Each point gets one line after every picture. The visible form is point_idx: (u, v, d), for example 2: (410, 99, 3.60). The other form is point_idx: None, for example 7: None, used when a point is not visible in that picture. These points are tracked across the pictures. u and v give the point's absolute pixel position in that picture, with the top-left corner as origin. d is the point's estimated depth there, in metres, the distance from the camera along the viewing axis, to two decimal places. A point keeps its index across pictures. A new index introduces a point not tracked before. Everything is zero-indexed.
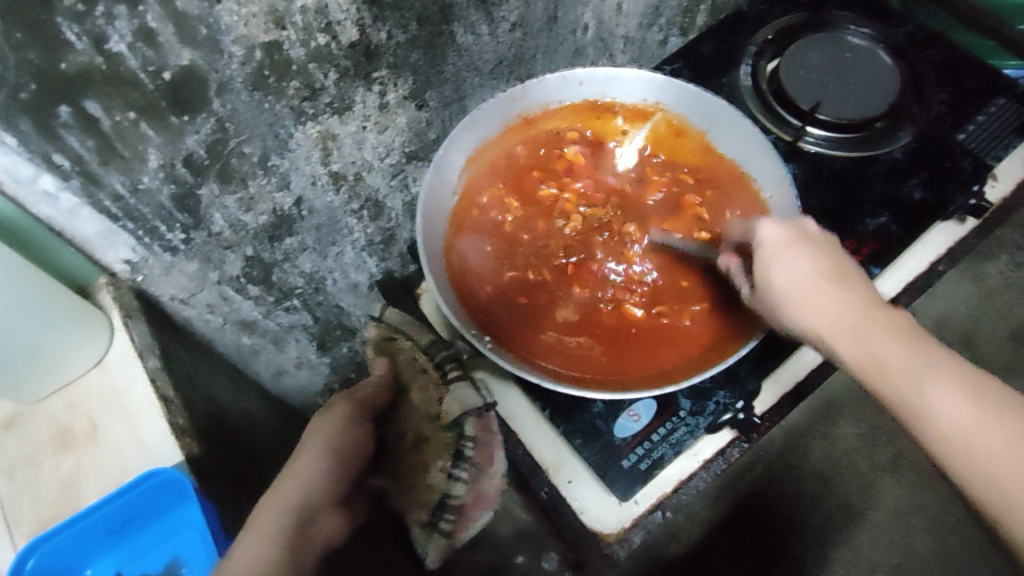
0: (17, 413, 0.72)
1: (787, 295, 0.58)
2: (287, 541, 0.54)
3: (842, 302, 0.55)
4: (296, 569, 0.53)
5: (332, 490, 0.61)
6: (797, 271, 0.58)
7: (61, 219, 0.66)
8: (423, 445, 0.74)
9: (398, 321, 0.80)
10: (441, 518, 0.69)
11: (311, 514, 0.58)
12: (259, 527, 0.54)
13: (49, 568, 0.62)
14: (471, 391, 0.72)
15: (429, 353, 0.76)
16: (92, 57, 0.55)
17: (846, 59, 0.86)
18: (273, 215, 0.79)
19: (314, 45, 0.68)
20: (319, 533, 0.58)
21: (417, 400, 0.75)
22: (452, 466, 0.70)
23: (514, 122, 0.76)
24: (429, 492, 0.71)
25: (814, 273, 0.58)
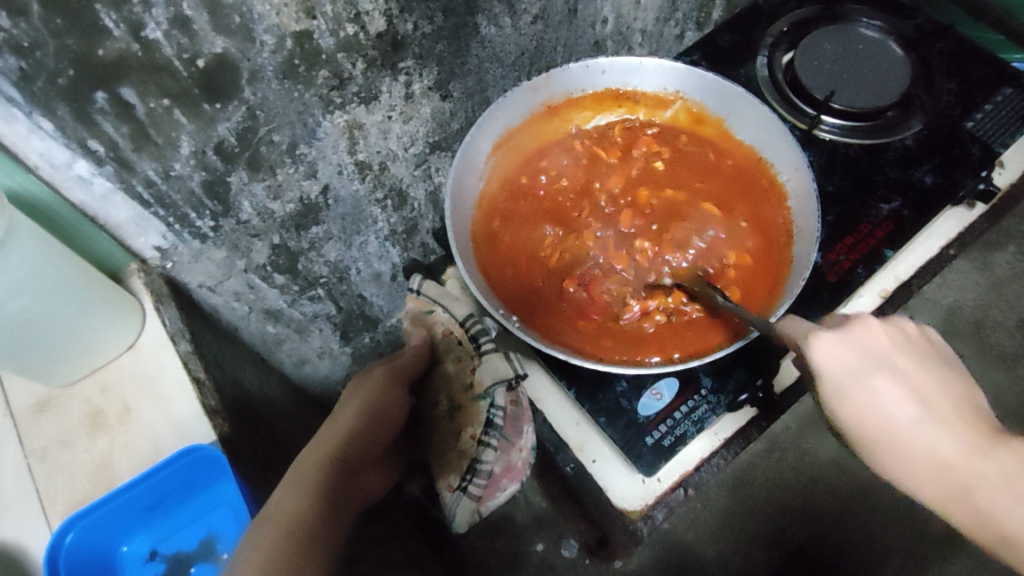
0: (49, 396, 0.73)
1: (871, 437, 0.53)
2: (328, 492, 0.56)
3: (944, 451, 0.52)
4: (334, 519, 0.55)
5: (366, 454, 0.64)
6: (879, 412, 0.52)
7: (94, 204, 0.68)
8: (456, 413, 0.75)
9: (437, 294, 0.80)
10: (471, 482, 0.70)
11: (348, 469, 0.60)
12: (301, 477, 0.57)
13: (88, 543, 0.63)
14: (502, 360, 0.72)
15: (466, 325, 0.76)
16: (129, 43, 0.56)
17: (860, 50, 0.87)
18: (300, 203, 0.80)
19: (343, 35, 0.69)
20: (353, 492, 0.60)
21: (451, 371, 0.76)
22: (483, 434, 0.71)
23: (538, 110, 0.77)
24: (459, 459, 0.72)
25: (899, 415, 0.52)
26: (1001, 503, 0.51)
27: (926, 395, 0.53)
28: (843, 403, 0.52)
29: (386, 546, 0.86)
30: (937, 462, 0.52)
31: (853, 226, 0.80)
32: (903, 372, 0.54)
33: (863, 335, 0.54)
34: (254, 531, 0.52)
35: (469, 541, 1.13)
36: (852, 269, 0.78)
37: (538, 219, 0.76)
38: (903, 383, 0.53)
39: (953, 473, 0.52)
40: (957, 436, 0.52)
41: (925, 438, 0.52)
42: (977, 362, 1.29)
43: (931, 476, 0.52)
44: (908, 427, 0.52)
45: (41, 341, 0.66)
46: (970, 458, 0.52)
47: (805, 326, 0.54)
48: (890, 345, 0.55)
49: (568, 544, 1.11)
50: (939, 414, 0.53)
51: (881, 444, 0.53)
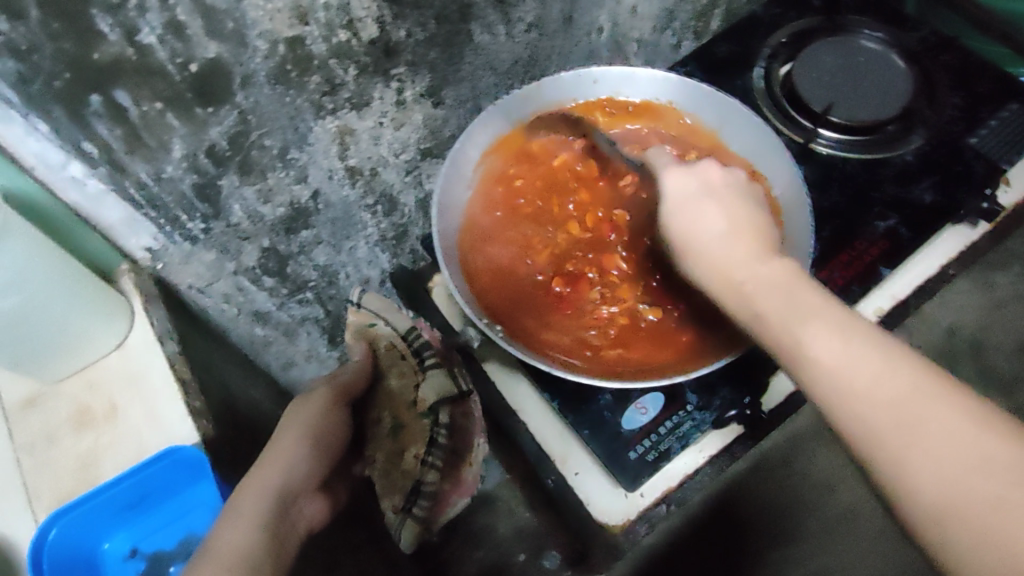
0: (39, 392, 0.73)
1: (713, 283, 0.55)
2: (271, 521, 0.55)
3: (779, 312, 0.50)
4: (281, 546, 0.55)
5: (312, 477, 0.63)
6: (721, 255, 0.55)
7: (88, 205, 0.68)
8: (400, 431, 0.77)
9: (378, 307, 0.81)
10: (415, 503, 0.74)
11: (291, 497, 0.60)
12: (244, 506, 0.56)
13: (72, 539, 0.64)
14: (446, 378, 0.75)
15: (409, 338, 0.78)
16: (124, 48, 0.57)
17: (859, 62, 0.87)
18: (290, 207, 0.81)
19: (336, 42, 0.70)
20: (299, 517, 0.60)
21: (395, 386, 0.78)
22: (427, 453, 0.74)
23: (529, 119, 0.78)
24: (404, 479, 0.75)
25: (735, 267, 0.54)
26: (863, 376, 0.45)
27: (764, 262, 0.53)
28: (685, 245, 0.58)
29: (364, 551, 0.87)
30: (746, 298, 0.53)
31: (849, 242, 0.80)
32: (744, 233, 0.56)
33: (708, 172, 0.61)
34: (195, 563, 0.51)
35: (451, 548, 1.14)
36: (845, 286, 0.78)
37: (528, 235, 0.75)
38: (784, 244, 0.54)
39: (830, 332, 0.47)
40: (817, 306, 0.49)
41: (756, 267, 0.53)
42: (976, 382, 1.27)
43: (781, 325, 0.50)
44: (709, 238, 0.57)
45: (32, 339, 0.67)
46: (857, 360, 0.45)
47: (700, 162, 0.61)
48: (742, 207, 0.59)
49: (548, 557, 1.08)
50: (774, 286, 0.51)
51: (735, 289, 0.54)
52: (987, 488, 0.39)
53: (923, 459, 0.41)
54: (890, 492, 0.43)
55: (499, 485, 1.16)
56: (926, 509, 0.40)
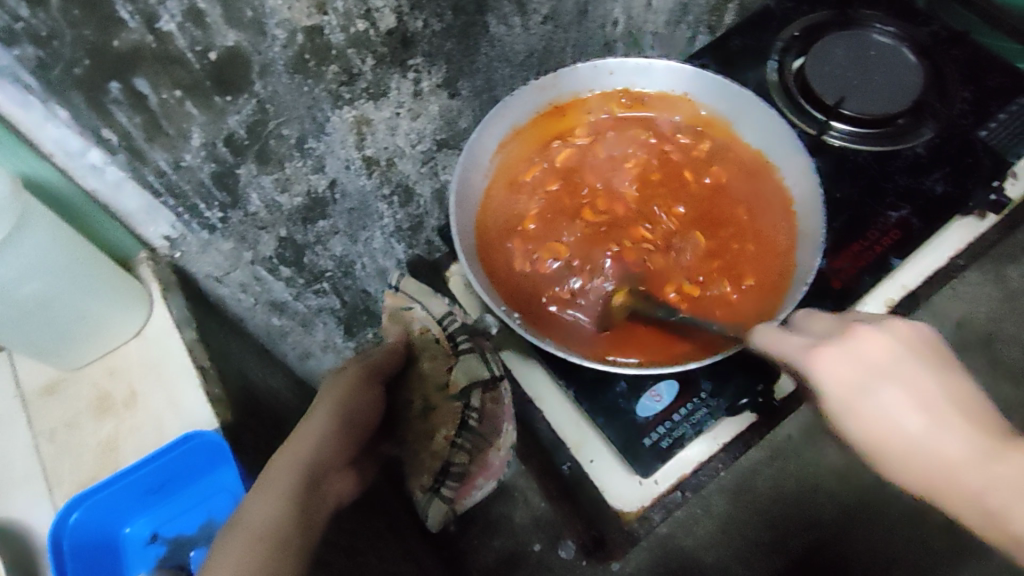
0: (59, 378, 0.74)
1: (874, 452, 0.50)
2: (300, 496, 0.56)
3: (953, 480, 0.47)
4: (307, 524, 0.55)
5: (341, 454, 0.64)
6: (878, 424, 0.50)
7: (107, 192, 0.69)
8: (431, 412, 0.79)
9: (415, 290, 0.81)
10: (443, 482, 0.80)
11: (320, 472, 0.60)
12: (272, 482, 0.56)
13: (91, 522, 0.65)
14: (479, 363, 0.77)
15: (444, 324, 0.78)
16: (144, 35, 0.58)
17: (871, 56, 0.88)
18: (307, 197, 0.81)
19: (353, 31, 0.70)
20: (328, 492, 0.60)
21: (426, 368, 0.79)
22: (457, 436, 0.79)
23: (545, 109, 0.77)
24: (433, 459, 0.80)
25: (893, 424, 0.49)
26: (1006, 498, 0.46)
27: (937, 403, 0.49)
28: (879, 453, 0.50)
29: (383, 539, 0.88)
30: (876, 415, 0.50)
31: (860, 232, 0.80)
32: (916, 381, 0.50)
33: (864, 342, 0.51)
34: (224, 541, 0.52)
35: (467, 538, 1.15)
36: (857, 276, 0.78)
37: (547, 223, 0.75)
38: (910, 390, 0.50)
39: (987, 482, 0.46)
40: (961, 457, 0.47)
41: (944, 440, 0.48)
42: (987, 375, 1.27)
43: (940, 484, 0.48)
44: (860, 401, 0.50)
45: (51, 326, 0.68)
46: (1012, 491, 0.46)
47: (819, 343, 0.52)
48: (915, 362, 0.50)
49: (566, 545, 1.12)
50: (940, 436, 0.48)
51: (932, 482, 0.48)
52: None
53: None
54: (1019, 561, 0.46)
55: (513, 476, 1.16)
56: None
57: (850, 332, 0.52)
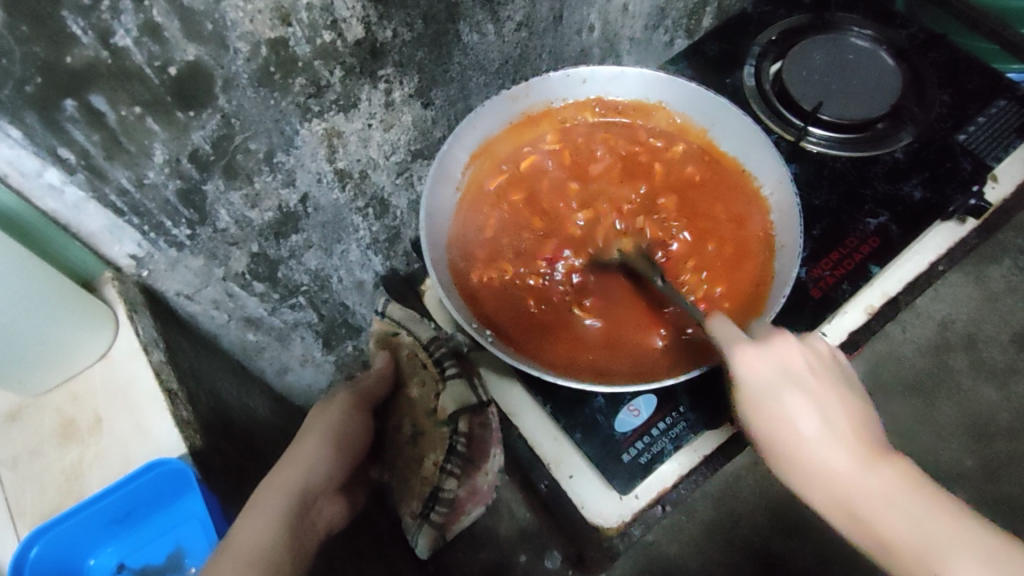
0: (22, 405, 0.72)
1: (788, 448, 0.58)
2: (292, 521, 0.56)
3: (832, 472, 0.57)
4: (298, 550, 0.55)
5: (336, 476, 0.63)
6: (780, 417, 0.58)
7: (67, 213, 0.67)
8: (420, 437, 0.76)
9: (402, 316, 0.79)
10: (432, 509, 0.75)
11: (312, 497, 0.59)
12: (265, 505, 0.56)
13: (54, 553, 0.63)
14: (466, 387, 0.73)
15: (429, 348, 0.76)
16: (98, 51, 0.56)
17: (849, 60, 0.86)
18: (279, 211, 0.79)
19: (320, 43, 0.68)
20: (319, 517, 0.60)
21: (415, 395, 0.77)
22: (445, 461, 0.74)
23: (517, 118, 0.76)
24: (423, 485, 0.75)
25: (795, 416, 0.58)
26: (862, 479, 0.56)
27: (846, 421, 0.59)
28: (774, 449, 0.58)
29: (363, 558, 0.86)
30: (914, 504, 0.56)
31: (839, 240, 0.79)
32: (813, 389, 0.59)
33: (779, 349, 0.60)
34: (215, 561, 0.51)
35: (452, 552, 1.13)
36: (836, 284, 0.77)
37: (523, 237, 0.74)
38: (811, 394, 0.59)
39: (839, 471, 0.57)
40: (854, 457, 0.57)
41: (828, 449, 0.57)
42: (970, 376, 1.27)
43: (834, 498, 0.57)
44: (813, 439, 0.58)
45: (11, 353, 0.66)
46: (885, 494, 0.56)
47: (734, 328, 0.59)
48: (830, 392, 0.60)
49: (551, 556, 1.11)
50: (836, 443, 0.57)
51: (786, 449, 0.58)
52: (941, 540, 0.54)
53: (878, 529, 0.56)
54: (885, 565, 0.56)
55: (497, 487, 1.15)
56: None
57: (748, 344, 0.59)
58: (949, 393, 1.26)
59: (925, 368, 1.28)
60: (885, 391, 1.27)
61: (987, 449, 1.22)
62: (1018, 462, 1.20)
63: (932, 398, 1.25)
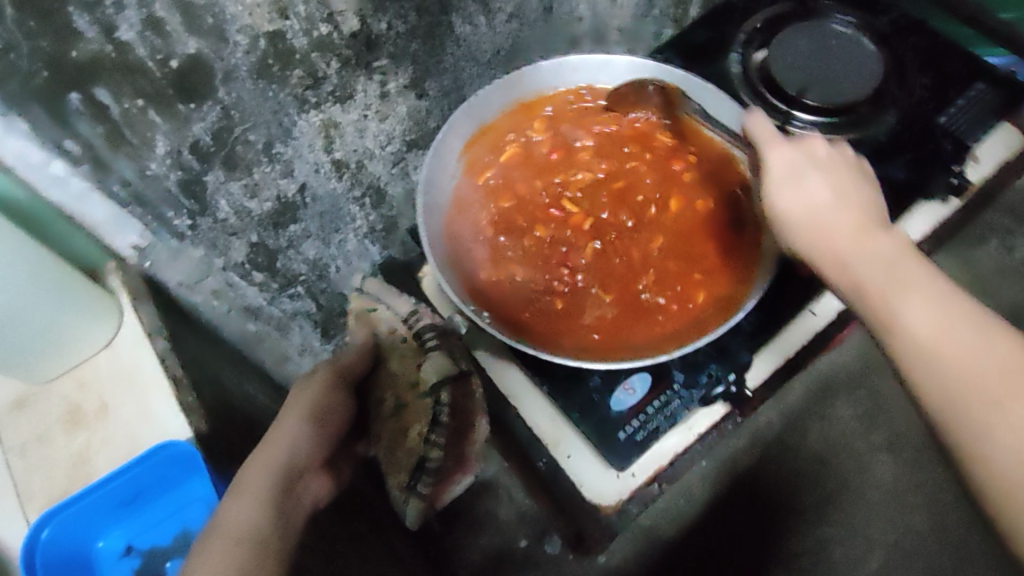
0: (27, 393, 0.74)
1: (797, 218, 0.63)
2: (278, 497, 0.58)
3: (875, 255, 0.58)
4: (285, 525, 0.57)
5: (317, 453, 0.65)
6: (801, 199, 0.63)
7: (72, 204, 0.68)
8: (403, 410, 0.77)
9: (377, 291, 0.84)
10: (418, 481, 0.74)
11: (296, 473, 0.62)
12: (251, 484, 0.58)
13: (65, 536, 0.66)
14: (446, 358, 0.73)
15: (409, 322, 0.79)
16: (103, 44, 0.58)
17: (832, 46, 0.88)
18: (277, 202, 0.81)
19: (317, 35, 0.71)
20: (304, 492, 0.62)
21: (396, 368, 0.78)
22: (429, 432, 0.73)
23: (512, 106, 0.78)
24: (408, 457, 0.76)
25: (819, 204, 0.62)
26: (874, 277, 0.57)
27: (851, 208, 0.62)
28: (796, 216, 0.63)
29: (365, 541, 0.88)
30: (906, 283, 0.56)
31: None
32: (830, 174, 0.64)
33: (807, 147, 0.66)
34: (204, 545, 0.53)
35: (453, 536, 1.15)
36: None
37: (518, 222, 0.76)
38: (831, 176, 0.64)
39: (869, 253, 0.59)
40: (854, 224, 0.61)
41: (836, 214, 0.61)
42: None
43: (835, 260, 0.60)
44: (837, 225, 0.61)
45: (24, 343, 0.68)
46: (897, 263, 0.57)
47: (770, 126, 0.67)
48: (852, 181, 0.64)
49: (552, 540, 1.14)
50: (854, 209, 0.62)
51: (814, 223, 0.62)
52: (962, 337, 0.52)
53: (920, 330, 0.53)
54: (897, 360, 0.54)
55: (497, 472, 1.17)
56: (934, 369, 0.52)
57: (773, 142, 0.67)
58: None
59: None
60: None
61: None
62: None
63: None
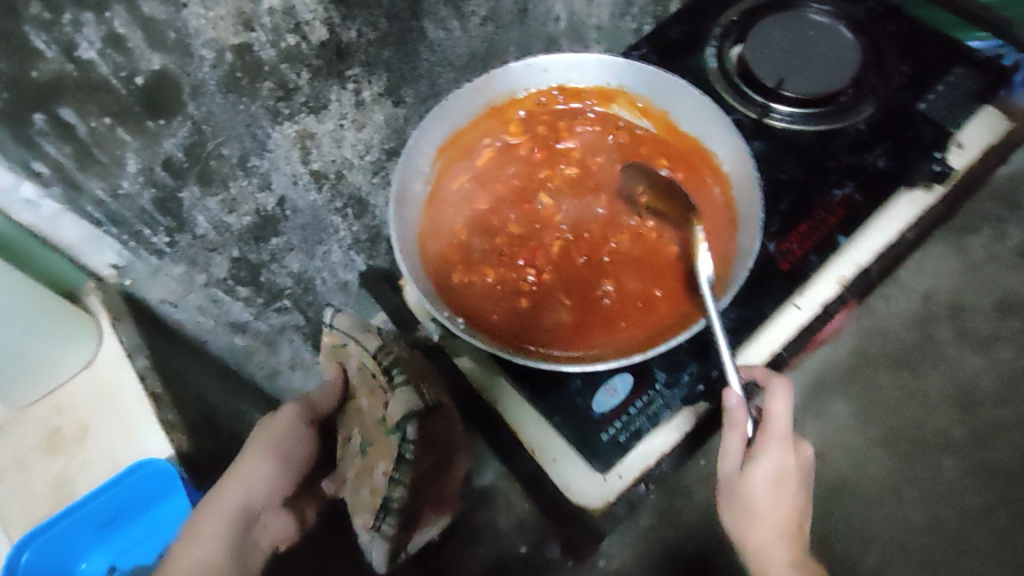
0: (4, 420, 0.80)
1: (749, 492, 0.69)
2: (234, 536, 0.68)
3: (777, 519, 0.70)
4: (240, 559, 0.68)
5: (275, 493, 0.73)
6: (769, 488, 0.69)
7: (45, 225, 0.69)
8: (369, 448, 0.74)
9: (347, 327, 0.78)
10: (383, 522, 0.70)
11: (251, 514, 0.71)
12: (210, 530, 0.67)
13: (41, 560, 0.76)
14: (412, 393, 0.70)
15: (376, 357, 0.74)
16: (63, 64, 0.59)
17: (810, 36, 0.87)
18: (255, 216, 0.77)
19: (285, 46, 0.71)
20: (261, 534, 0.72)
21: (365, 404, 0.76)
22: (393, 470, 0.70)
23: (483, 110, 0.76)
24: (373, 497, 0.71)
25: (772, 497, 0.70)
26: (773, 549, 0.71)
27: (786, 499, 0.70)
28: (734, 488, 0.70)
29: None
30: (793, 563, 0.71)
31: (806, 213, 0.80)
32: (789, 463, 0.70)
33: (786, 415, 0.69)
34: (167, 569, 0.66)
35: (451, 547, 1.14)
36: (804, 257, 0.78)
37: (489, 230, 0.74)
38: (783, 469, 0.69)
39: (770, 535, 0.71)
40: (783, 506, 0.70)
41: (763, 486, 0.69)
42: (955, 346, 1.28)
43: (737, 531, 0.73)
44: (765, 541, 0.71)
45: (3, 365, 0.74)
46: (778, 544, 0.71)
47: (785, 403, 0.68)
48: (791, 492, 0.71)
49: (550, 546, 1.12)
50: (785, 483, 0.70)
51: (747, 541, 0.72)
52: None
53: None
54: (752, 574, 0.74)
55: (493, 481, 1.16)
56: None
57: (775, 416, 0.69)
58: (938, 364, 1.27)
59: (912, 340, 1.28)
60: (874, 365, 1.27)
61: (974, 418, 1.23)
62: (1003, 428, 1.23)
63: (920, 369, 1.26)
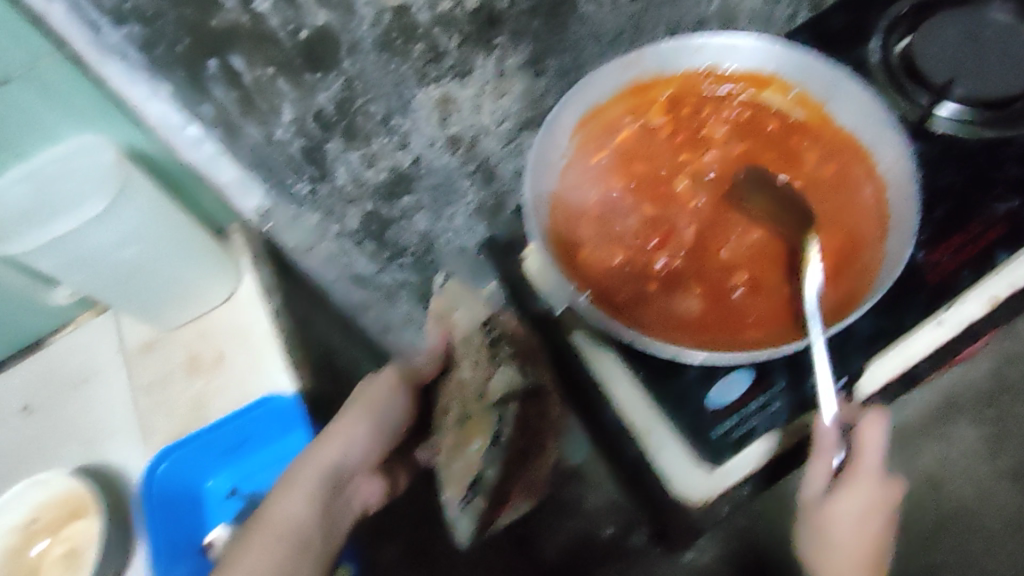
0: (155, 337, 1.05)
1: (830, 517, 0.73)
2: (322, 497, 0.76)
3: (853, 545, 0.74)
4: (330, 521, 0.76)
5: (364, 458, 0.83)
6: (850, 513, 0.73)
7: (203, 164, 0.73)
8: None
9: None
10: None
11: (343, 476, 0.80)
12: (301, 485, 0.75)
13: (176, 473, 0.94)
14: None
15: None
16: (240, 15, 0.62)
17: (984, 36, 0.82)
18: (393, 171, 0.84)
19: (440, 9, 0.72)
20: (354, 495, 0.82)
21: None
22: None
23: (625, 86, 0.74)
24: None
25: (851, 523, 0.73)
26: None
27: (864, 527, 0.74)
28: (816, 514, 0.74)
29: None
30: None
31: (962, 225, 0.74)
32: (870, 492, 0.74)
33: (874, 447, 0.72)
34: (254, 534, 0.72)
35: None
36: (955, 271, 0.73)
37: (619, 209, 0.73)
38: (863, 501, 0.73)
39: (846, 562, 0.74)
40: (860, 532, 0.74)
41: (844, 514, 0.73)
42: None
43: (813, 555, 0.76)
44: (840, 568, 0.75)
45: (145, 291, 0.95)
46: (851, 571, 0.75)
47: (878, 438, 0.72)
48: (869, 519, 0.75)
49: None
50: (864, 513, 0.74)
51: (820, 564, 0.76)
52: None
53: None
54: None
55: None
56: None
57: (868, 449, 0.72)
58: None
59: None
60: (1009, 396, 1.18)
61: None
62: None
63: None
